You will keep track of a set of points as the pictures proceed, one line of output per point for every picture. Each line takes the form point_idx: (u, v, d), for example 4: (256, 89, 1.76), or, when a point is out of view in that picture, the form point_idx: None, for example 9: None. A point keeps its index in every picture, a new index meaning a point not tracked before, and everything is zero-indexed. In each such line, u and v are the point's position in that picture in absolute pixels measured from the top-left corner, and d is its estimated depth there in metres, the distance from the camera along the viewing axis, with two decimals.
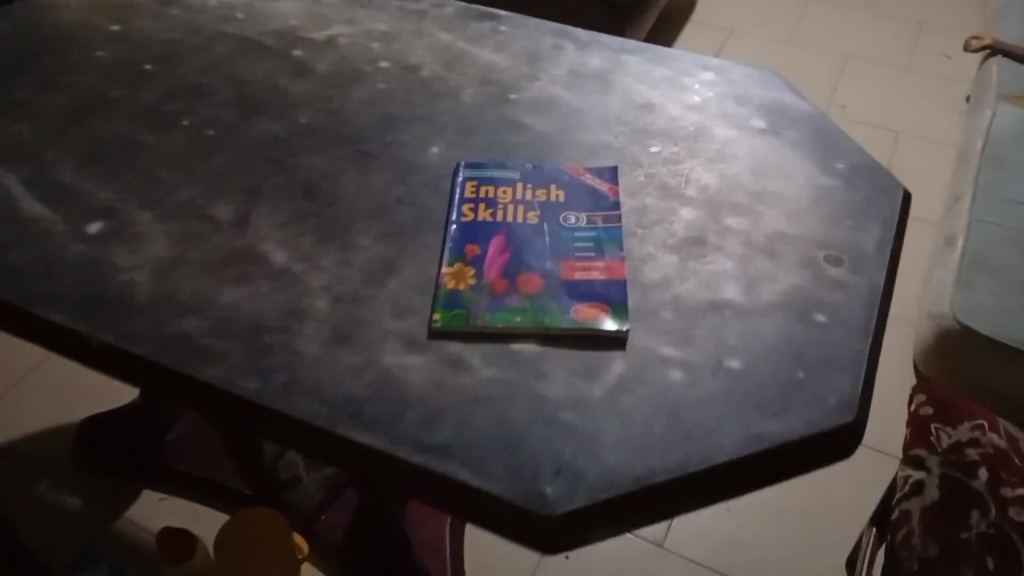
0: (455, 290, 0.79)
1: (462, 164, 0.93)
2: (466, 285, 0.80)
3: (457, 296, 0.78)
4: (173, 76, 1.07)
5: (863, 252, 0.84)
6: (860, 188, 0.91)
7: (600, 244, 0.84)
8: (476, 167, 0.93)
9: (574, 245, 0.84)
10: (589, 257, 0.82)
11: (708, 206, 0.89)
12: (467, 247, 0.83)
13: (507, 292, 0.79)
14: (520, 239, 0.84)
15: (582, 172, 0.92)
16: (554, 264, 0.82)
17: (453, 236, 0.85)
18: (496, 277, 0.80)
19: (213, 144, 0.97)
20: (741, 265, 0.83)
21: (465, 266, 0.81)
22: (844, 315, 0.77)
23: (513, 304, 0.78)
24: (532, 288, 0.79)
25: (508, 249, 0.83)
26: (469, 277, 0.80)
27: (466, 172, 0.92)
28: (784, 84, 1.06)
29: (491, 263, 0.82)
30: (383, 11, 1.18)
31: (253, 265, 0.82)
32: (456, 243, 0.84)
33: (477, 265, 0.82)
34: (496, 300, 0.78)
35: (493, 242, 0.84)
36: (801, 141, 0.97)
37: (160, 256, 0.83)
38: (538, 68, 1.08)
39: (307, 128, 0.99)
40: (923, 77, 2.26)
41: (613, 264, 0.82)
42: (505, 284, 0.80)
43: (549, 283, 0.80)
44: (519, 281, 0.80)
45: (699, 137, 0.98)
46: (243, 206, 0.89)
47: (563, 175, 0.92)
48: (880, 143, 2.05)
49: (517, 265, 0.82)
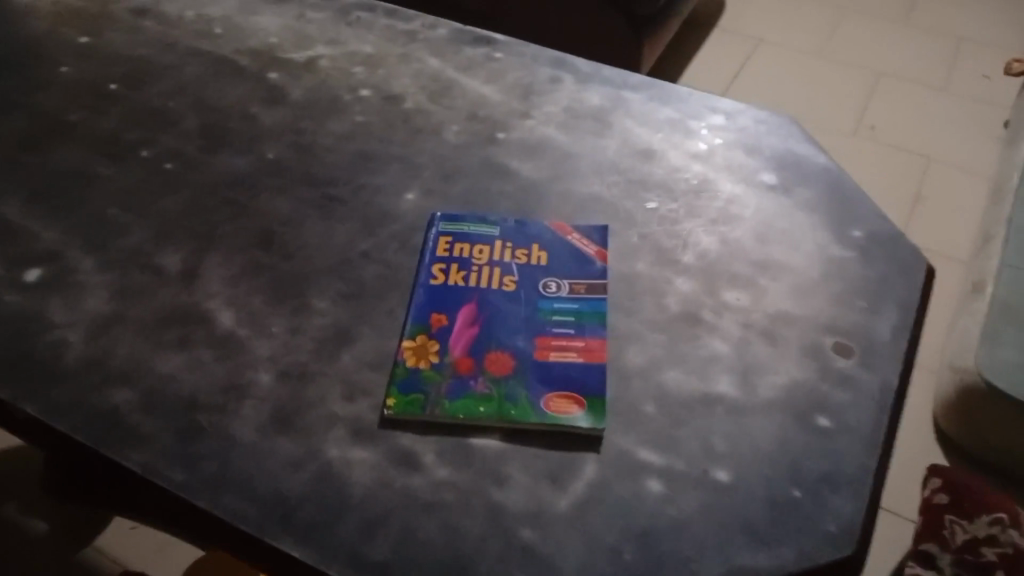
0: (415, 369, 0.71)
1: (438, 215, 0.85)
2: (427, 363, 0.72)
3: (416, 376, 0.70)
4: (137, 98, 0.99)
5: (876, 342, 0.75)
6: (877, 261, 0.82)
7: (581, 319, 0.75)
8: (452, 219, 0.85)
9: (552, 318, 0.75)
10: (567, 335, 0.74)
11: (705, 276, 0.80)
12: (432, 317, 0.75)
13: (472, 374, 0.71)
14: (492, 310, 0.76)
15: (569, 231, 0.83)
16: (527, 342, 0.73)
17: (419, 302, 0.77)
18: (461, 354, 0.72)
19: (169, 179, 0.89)
20: (737, 351, 0.74)
21: (428, 340, 0.73)
22: (849, 421, 0.69)
23: (477, 389, 0.70)
24: (500, 370, 0.71)
25: (478, 321, 0.75)
26: (432, 353, 0.72)
27: (441, 225, 0.84)
28: (800, 132, 0.96)
29: (458, 338, 0.74)
30: (370, 30, 1.10)
31: (197, 327, 0.74)
32: (422, 310, 0.76)
33: (442, 339, 0.73)
34: (459, 384, 0.70)
35: (462, 312, 0.76)
36: (815, 201, 0.88)
37: (96, 312, 0.76)
38: (531, 103, 0.99)
39: (274, 164, 0.91)
40: (959, 99, 2.14)
41: (593, 344, 0.73)
42: (471, 364, 0.71)
43: (519, 365, 0.71)
44: (486, 361, 0.72)
45: (701, 192, 0.89)
46: (194, 255, 0.81)
47: (548, 234, 0.83)
48: (909, 170, 1.94)
49: (486, 341, 0.73)
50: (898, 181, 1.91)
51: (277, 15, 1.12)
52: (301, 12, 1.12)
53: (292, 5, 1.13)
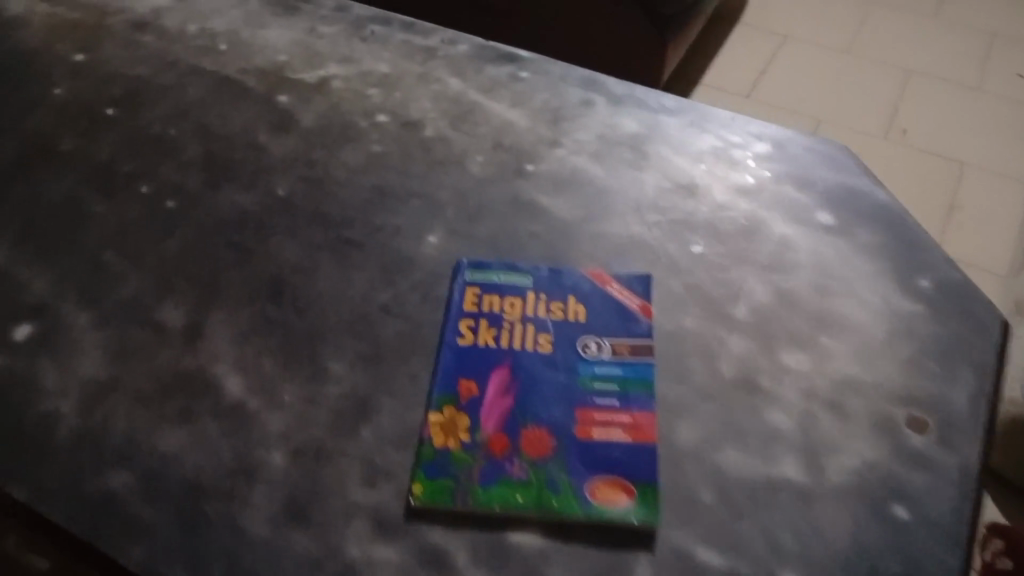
0: (443, 449, 0.64)
1: (464, 261, 0.77)
2: (457, 441, 0.65)
3: (444, 458, 0.64)
4: (134, 124, 0.91)
5: (954, 415, 0.69)
6: (948, 318, 0.75)
7: (625, 388, 0.69)
8: (480, 266, 0.77)
9: (593, 386, 0.69)
10: (611, 407, 0.67)
11: (760, 334, 0.73)
12: (461, 384, 0.68)
13: (507, 455, 0.64)
14: (526, 376, 0.69)
15: (608, 280, 0.76)
16: (566, 416, 0.67)
17: (445, 366, 0.69)
18: (494, 431, 0.66)
19: (170, 220, 0.81)
20: (801, 427, 0.68)
21: (457, 412, 0.66)
22: (928, 513, 0.63)
23: (514, 473, 0.63)
24: (538, 451, 0.64)
25: (511, 388, 0.68)
26: (461, 429, 0.65)
27: (468, 273, 0.76)
28: (855, 163, 0.89)
29: (490, 410, 0.67)
30: (385, 46, 1.02)
31: (200, 397, 0.67)
32: (449, 376, 0.69)
33: (473, 412, 0.67)
34: (494, 468, 0.63)
35: (494, 379, 0.69)
36: (878, 246, 0.80)
37: (91, 377, 0.68)
38: (561, 130, 0.91)
39: (283, 202, 0.83)
40: (993, 99, 2.05)
41: (640, 419, 0.67)
42: (506, 443, 0.65)
43: (559, 444, 0.65)
44: (522, 440, 0.65)
45: (751, 234, 0.81)
46: (197, 309, 0.73)
47: (585, 285, 0.76)
48: (944, 177, 1.85)
49: (521, 413, 0.67)
50: (932, 188, 1.83)
51: (285, 29, 1.04)
52: (311, 26, 1.04)
53: (301, 18, 1.05)
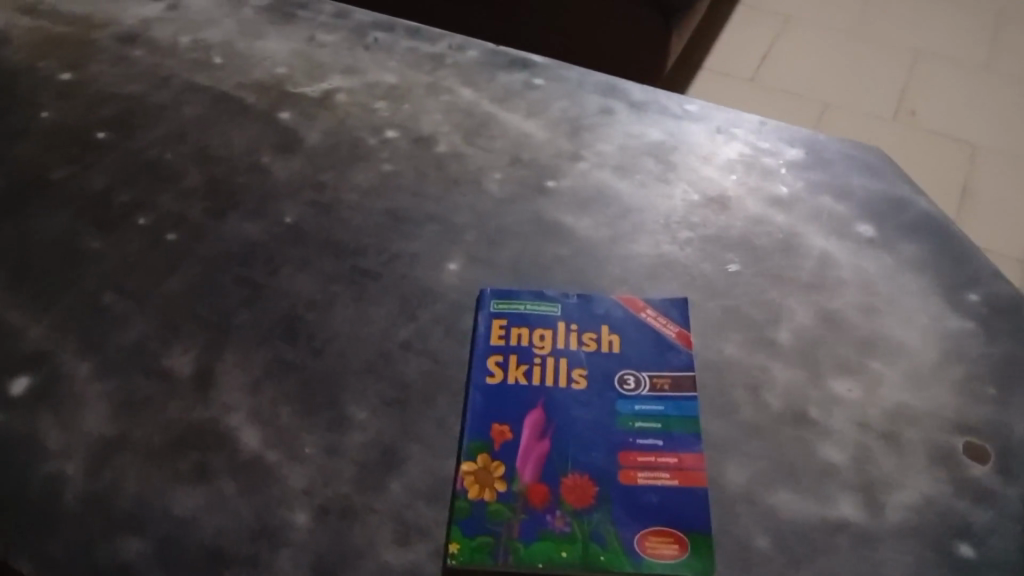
0: (479, 502, 0.60)
1: (488, 291, 0.73)
2: (493, 492, 0.61)
3: (480, 512, 0.60)
4: (129, 149, 0.85)
5: (1016, 442, 0.64)
6: (1002, 337, 0.70)
7: (669, 427, 0.64)
8: (505, 296, 0.73)
9: (634, 426, 0.65)
10: (655, 449, 0.63)
11: (807, 361, 0.69)
12: (493, 428, 0.64)
13: (547, 506, 0.60)
14: (562, 416, 0.65)
15: (642, 307, 0.72)
16: (608, 460, 0.63)
17: (475, 408, 0.65)
18: (531, 479, 0.62)
19: (172, 255, 0.76)
20: (856, 460, 0.63)
21: (491, 460, 0.62)
22: (995, 551, 0.58)
23: (555, 526, 0.59)
24: (580, 500, 0.60)
25: (547, 430, 0.64)
26: (496, 479, 0.61)
27: (493, 304, 0.72)
28: (892, 170, 0.85)
29: (526, 457, 0.63)
30: (391, 55, 0.97)
31: (216, 452, 0.63)
32: (480, 419, 0.65)
33: (508, 459, 0.63)
34: (534, 521, 0.59)
35: (528, 421, 0.65)
36: (925, 259, 0.76)
37: (97, 434, 0.64)
38: (581, 142, 0.87)
39: (292, 231, 0.78)
40: (1004, 79, 2.00)
41: (686, 460, 0.63)
42: (545, 493, 0.61)
43: (602, 492, 0.61)
44: (562, 489, 0.61)
45: (789, 250, 0.77)
46: (207, 353, 0.69)
47: (618, 313, 0.71)
48: (958, 159, 1.81)
49: (560, 459, 0.63)
50: (946, 171, 1.78)
51: (284, 39, 0.98)
52: (311, 34, 0.99)
53: (300, 26, 1.00)
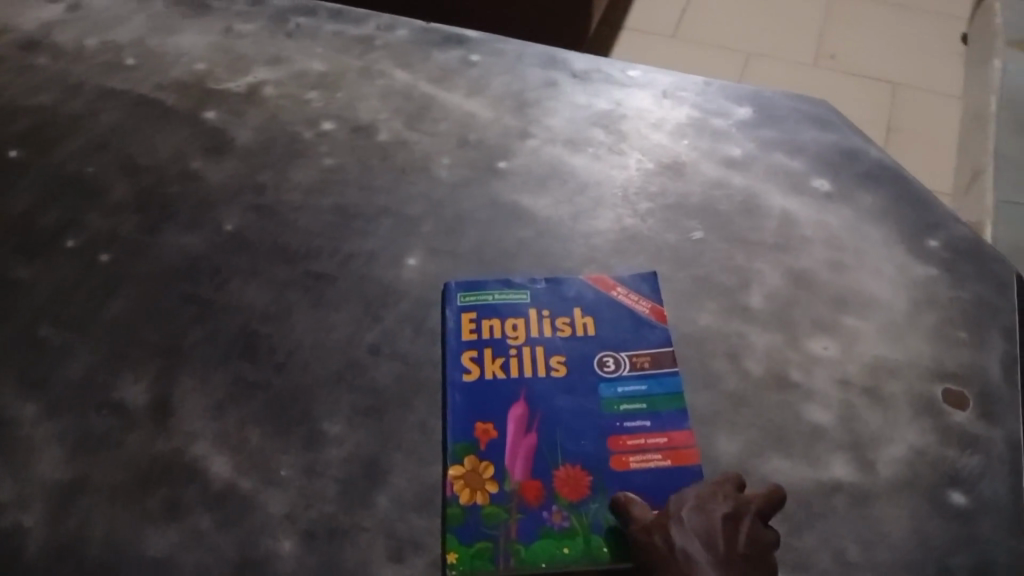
0: (472, 507, 0.58)
1: (453, 284, 0.70)
2: (485, 495, 0.59)
3: (475, 518, 0.58)
4: (45, 165, 0.79)
5: (992, 384, 0.65)
6: (967, 281, 0.72)
7: (655, 406, 0.63)
8: (471, 288, 0.70)
9: (620, 409, 0.63)
10: (644, 430, 0.62)
11: (782, 323, 0.68)
12: (477, 428, 0.62)
13: (542, 502, 0.58)
14: (546, 406, 0.63)
15: (612, 285, 0.70)
16: (598, 447, 0.61)
17: (456, 407, 0.63)
18: (523, 476, 0.60)
19: (109, 277, 0.71)
20: (842, 420, 0.63)
21: (479, 462, 0.60)
22: (986, 495, 0.59)
23: (554, 523, 0.57)
24: (575, 492, 0.59)
25: (532, 423, 0.62)
26: (487, 481, 0.59)
27: (460, 298, 0.69)
28: (839, 121, 0.85)
29: (514, 453, 0.61)
30: (316, 40, 0.91)
31: (186, 486, 0.59)
32: (462, 420, 0.62)
33: (496, 458, 0.60)
34: (531, 520, 0.58)
35: (511, 416, 0.62)
36: (884, 209, 0.77)
37: (53, 481, 0.59)
38: (528, 118, 0.84)
39: (236, 240, 0.73)
40: (915, 14, 2.05)
41: (676, 438, 0.61)
42: (538, 489, 0.59)
43: (597, 481, 0.59)
44: (555, 483, 0.59)
45: (751, 212, 0.76)
46: (162, 380, 0.64)
47: (589, 294, 0.70)
48: (880, 98, 1.84)
49: (549, 452, 0.61)
50: (870, 110, 1.81)
51: (200, 32, 0.91)
52: (228, 24, 0.92)
53: (214, 18, 0.93)
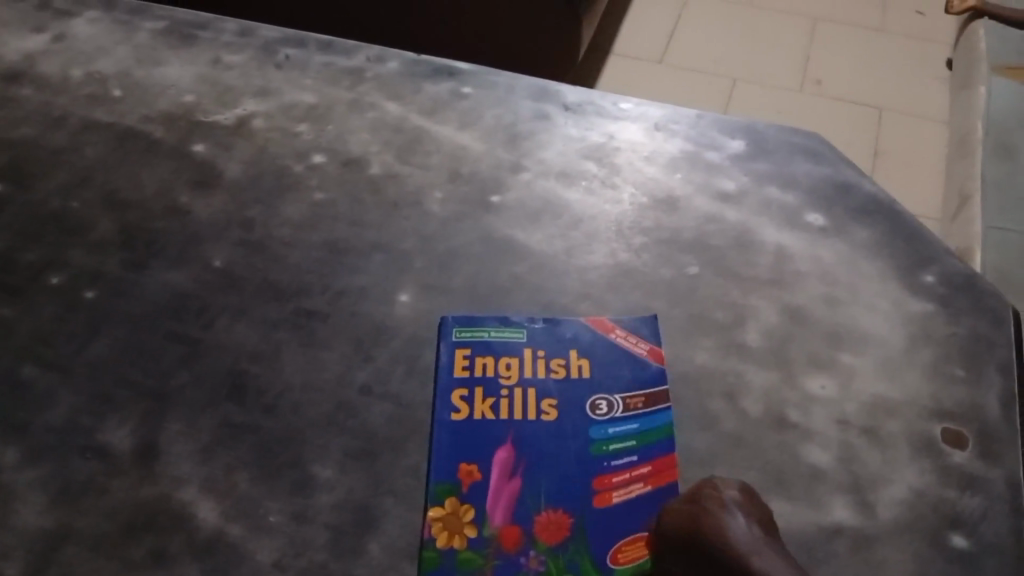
0: (448, 552, 0.57)
1: (449, 318, 0.70)
2: (463, 540, 0.57)
3: (450, 563, 0.56)
4: (28, 200, 0.77)
5: (990, 422, 0.65)
6: (963, 315, 0.71)
7: (644, 445, 0.63)
8: (467, 324, 0.69)
9: (608, 452, 0.62)
10: (630, 473, 0.61)
11: (780, 361, 0.68)
12: (461, 469, 0.61)
13: (520, 547, 0.57)
14: (533, 451, 0.62)
15: (611, 327, 0.69)
16: (582, 491, 0.60)
17: (441, 447, 0.62)
18: (503, 522, 0.58)
19: (94, 316, 0.69)
20: (842, 460, 0.62)
21: (459, 505, 0.59)
22: (987, 538, 0.58)
23: (530, 567, 0.57)
24: (555, 536, 0.58)
25: (518, 468, 0.61)
26: (465, 525, 0.58)
27: (455, 333, 0.69)
28: (832, 153, 0.85)
29: (496, 498, 0.60)
30: (306, 71, 0.90)
31: (172, 533, 0.57)
32: (447, 460, 0.61)
33: (477, 502, 0.59)
34: (506, 565, 0.57)
35: (497, 459, 0.62)
36: (878, 243, 0.77)
37: (34, 530, 0.57)
38: (521, 151, 0.83)
39: (224, 276, 0.72)
40: (900, 40, 2.06)
41: (660, 482, 0.61)
42: (517, 534, 0.58)
43: (578, 525, 0.59)
44: (535, 528, 0.58)
45: (745, 246, 0.76)
46: (148, 423, 0.63)
47: (586, 336, 0.69)
48: (867, 124, 1.85)
49: (531, 496, 0.60)
50: (856, 136, 1.82)
51: (187, 63, 0.90)
52: (215, 55, 0.91)
53: (202, 48, 0.92)
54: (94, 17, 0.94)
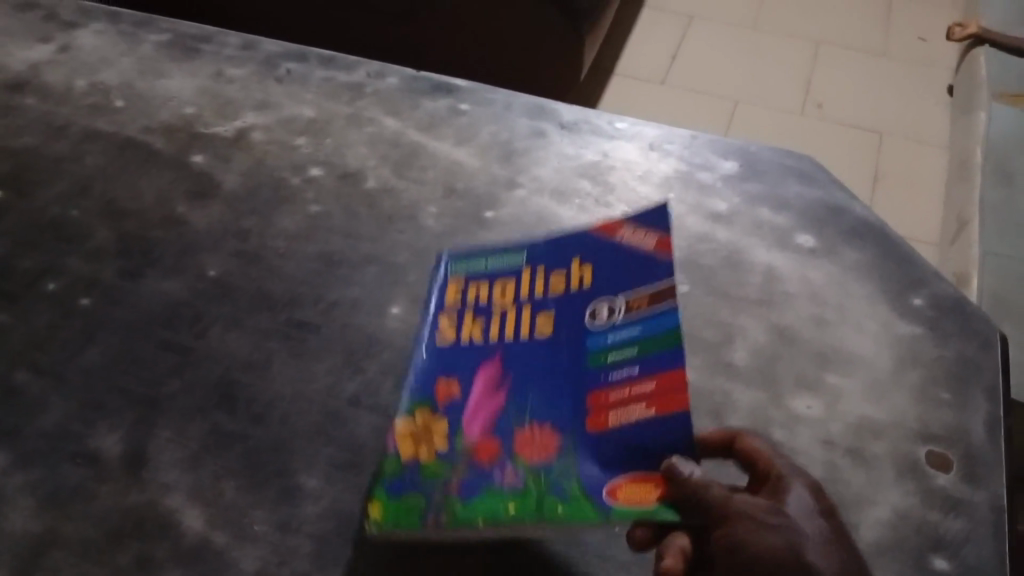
0: (412, 458, 0.59)
1: (445, 254, 0.75)
2: (432, 449, 0.59)
3: (414, 471, 0.58)
4: (27, 207, 0.78)
5: (976, 445, 0.65)
6: (951, 337, 0.72)
7: (646, 355, 0.59)
8: (466, 258, 0.73)
9: (607, 361, 0.61)
10: (630, 380, 0.59)
11: (767, 380, 0.68)
12: (440, 386, 0.64)
13: (492, 458, 0.58)
14: (520, 370, 0.64)
15: (618, 229, 0.69)
16: (572, 409, 0.60)
17: (424, 367, 0.66)
18: (480, 436, 0.60)
19: (88, 322, 0.70)
20: (826, 481, 0.62)
21: (433, 419, 0.62)
22: (970, 561, 0.58)
23: (505, 479, 0.56)
24: (536, 453, 0.58)
25: (502, 386, 0.63)
26: (438, 437, 0.60)
27: (452, 268, 0.73)
28: (825, 176, 0.85)
29: (475, 414, 0.61)
30: (306, 85, 0.92)
31: (157, 540, 0.58)
32: (426, 378, 0.65)
33: (454, 416, 0.62)
34: (478, 474, 0.57)
35: (481, 378, 0.64)
36: (868, 265, 0.77)
37: (21, 534, 0.58)
38: (516, 168, 0.84)
39: (217, 286, 0.73)
40: (901, 64, 2.08)
41: (663, 385, 0.57)
42: (492, 448, 0.59)
43: (565, 442, 0.58)
44: (515, 443, 0.59)
45: (736, 265, 0.77)
46: (138, 430, 0.63)
47: (592, 244, 0.70)
48: (867, 148, 1.86)
49: (512, 411, 0.61)
50: (857, 160, 1.83)
51: (190, 76, 0.91)
52: (217, 68, 0.92)
53: (205, 61, 0.93)
54: (100, 29, 0.96)
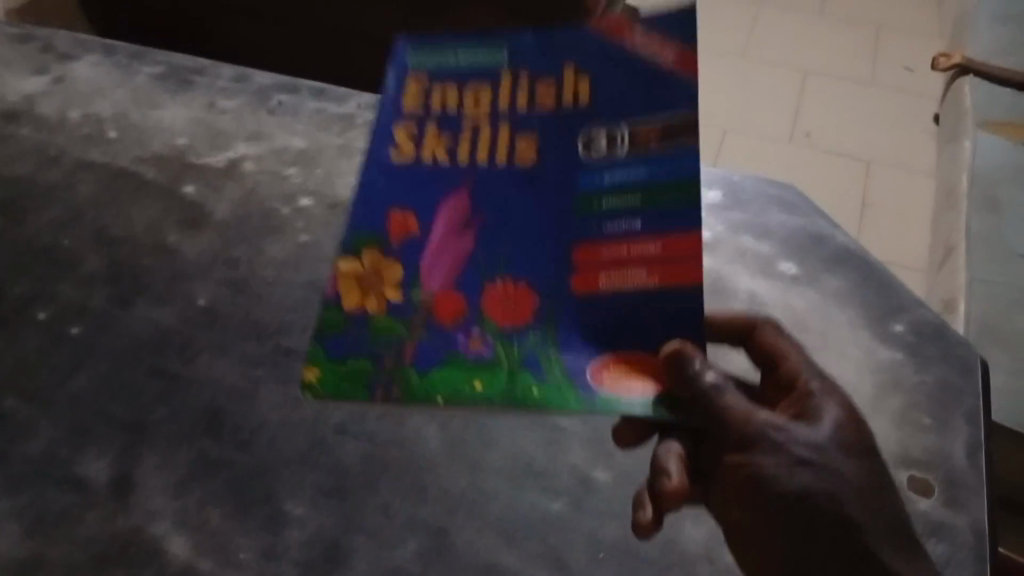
0: (360, 304, 0.63)
1: (403, 42, 0.75)
2: (378, 300, 0.63)
3: (364, 333, 0.61)
4: (19, 234, 0.79)
5: (957, 471, 0.65)
6: (932, 364, 0.72)
7: (652, 208, 0.60)
8: (429, 45, 0.74)
9: (601, 206, 0.62)
10: (630, 235, 0.60)
11: None
12: (395, 219, 0.66)
13: (449, 317, 0.61)
14: (489, 208, 0.65)
15: (622, 28, 0.67)
16: (548, 269, 0.61)
17: (380, 194, 0.68)
18: (438, 288, 0.62)
19: (78, 350, 0.70)
20: None
21: (386, 264, 0.64)
22: None
23: (465, 344, 0.59)
24: (504, 317, 0.60)
25: (467, 223, 0.64)
26: (388, 287, 0.63)
27: (409, 56, 0.74)
28: (808, 205, 0.87)
29: (434, 263, 0.63)
30: (297, 116, 0.93)
31: (143, 567, 0.58)
32: (375, 207, 0.67)
33: (408, 260, 0.64)
34: (438, 334, 0.60)
35: (440, 217, 0.65)
36: (850, 292, 0.78)
37: (6, 561, 0.58)
38: None
39: (206, 314, 0.73)
40: (888, 95, 2.11)
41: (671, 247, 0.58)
42: (449, 303, 0.61)
43: (539, 304, 0.60)
44: (478, 303, 0.61)
45: (719, 293, 0.78)
46: (125, 457, 0.64)
47: (595, 45, 0.68)
48: (854, 179, 1.89)
49: (475, 259, 0.63)
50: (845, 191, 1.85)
51: (183, 107, 0.93)
52: (210, 100, 0.94)
53: (198, 93, 0.95)
54: (95, 61, 0.97)
